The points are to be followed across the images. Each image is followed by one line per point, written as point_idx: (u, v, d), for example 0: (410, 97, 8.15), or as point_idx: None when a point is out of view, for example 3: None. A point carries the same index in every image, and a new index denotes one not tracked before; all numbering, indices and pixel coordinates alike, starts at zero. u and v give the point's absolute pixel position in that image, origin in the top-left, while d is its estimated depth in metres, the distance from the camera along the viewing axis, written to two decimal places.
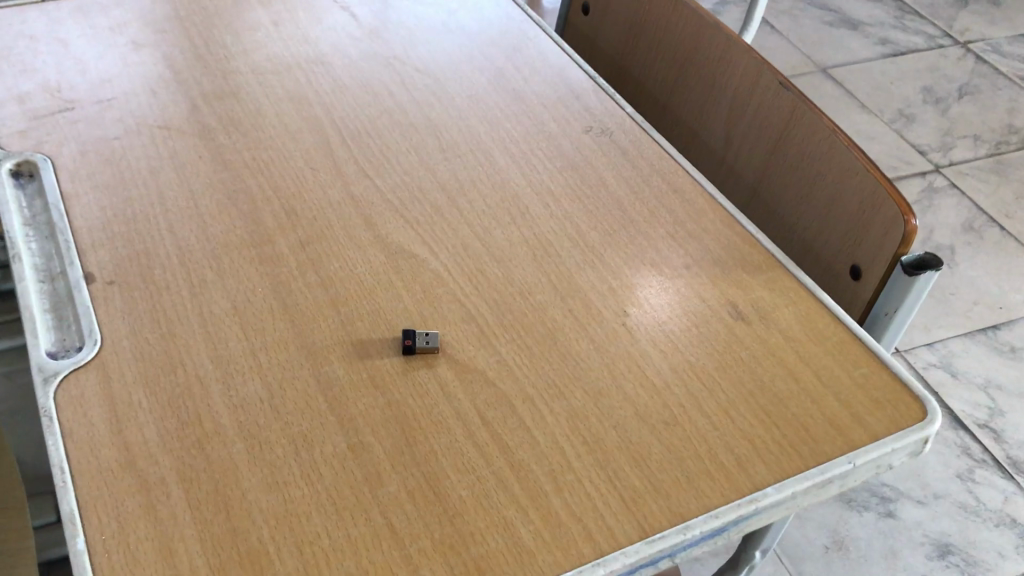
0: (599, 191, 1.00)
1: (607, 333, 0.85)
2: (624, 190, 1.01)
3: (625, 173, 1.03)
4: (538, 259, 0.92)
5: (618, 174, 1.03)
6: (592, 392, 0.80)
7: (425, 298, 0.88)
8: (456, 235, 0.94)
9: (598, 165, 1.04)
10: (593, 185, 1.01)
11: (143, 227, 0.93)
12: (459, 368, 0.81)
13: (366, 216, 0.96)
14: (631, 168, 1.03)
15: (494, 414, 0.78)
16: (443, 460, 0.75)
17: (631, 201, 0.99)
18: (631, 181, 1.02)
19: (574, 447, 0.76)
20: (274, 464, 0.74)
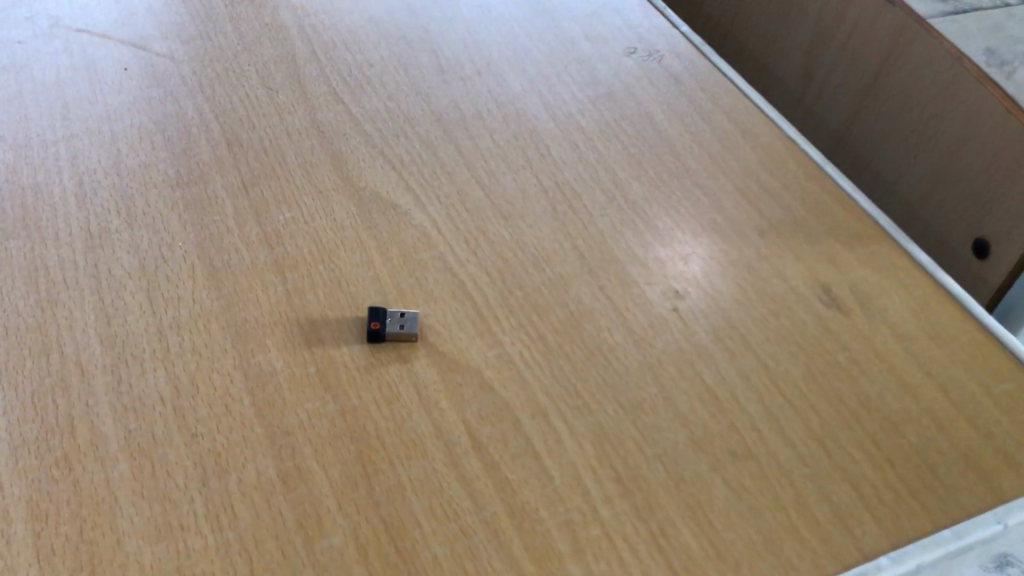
0: (645, 128, 0.76)
1: (652, 321, 0.62)
2: (678, 128, 0.76)
3: (678, 107, 0.78)
4: (561, 215, 0.68)
5: (670, 108, 0.78)
6: (629, 406, 0.57)
7: (404, 264, 0.64)
8: (452, 179, 0.70)
9: (643, 95, 0.79)
10: (637, 119, 0.77)
11: (34, 155, 0.69)
12: (445, 365, 0.58)
13: (332, 149, 0.72)
14: (687, 102, 0.79)
15: (490, 432, 0.55)
16: (412, 501, 0.52)
17: (687, 144, 0.75)
18: (686, 118, 0.77)
19: (603, 487, 0.53)
20: (170, 498, 0.51)
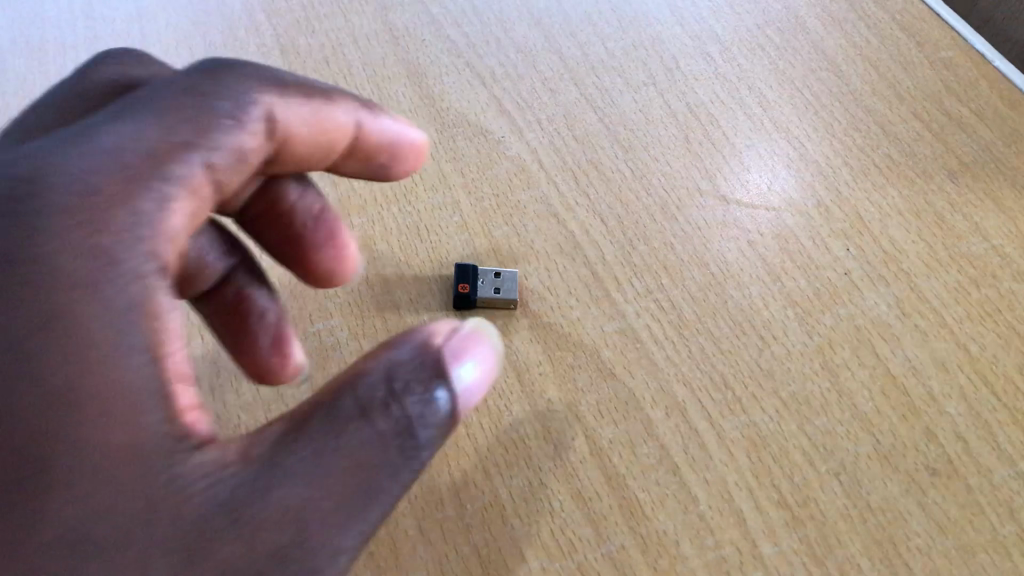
0: (794, 38, 0.60)
1: (816, 290, 0.48)
2: (836, 38, 0.60)
3: (834, 11, 0.63)
4: (695, 146, 0.54)
5: (826, 13, 0.62)
6: (794, 402, 0.44)
7: (498, 207, 0.51)
8: (555, 100, 0.56)
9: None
10: (785, 27, 0.61)
11: (49, 63, 0.57)
12: (553, 341, 0.46)
13: (408, 59, 0.58)
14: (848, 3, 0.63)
15: (614, 434, 0.43)
16: (515, 526, 0.40)
17: (850, 57, 0.59)
18: (847, 23, 0.61)
19: (763, 515, 0.40)
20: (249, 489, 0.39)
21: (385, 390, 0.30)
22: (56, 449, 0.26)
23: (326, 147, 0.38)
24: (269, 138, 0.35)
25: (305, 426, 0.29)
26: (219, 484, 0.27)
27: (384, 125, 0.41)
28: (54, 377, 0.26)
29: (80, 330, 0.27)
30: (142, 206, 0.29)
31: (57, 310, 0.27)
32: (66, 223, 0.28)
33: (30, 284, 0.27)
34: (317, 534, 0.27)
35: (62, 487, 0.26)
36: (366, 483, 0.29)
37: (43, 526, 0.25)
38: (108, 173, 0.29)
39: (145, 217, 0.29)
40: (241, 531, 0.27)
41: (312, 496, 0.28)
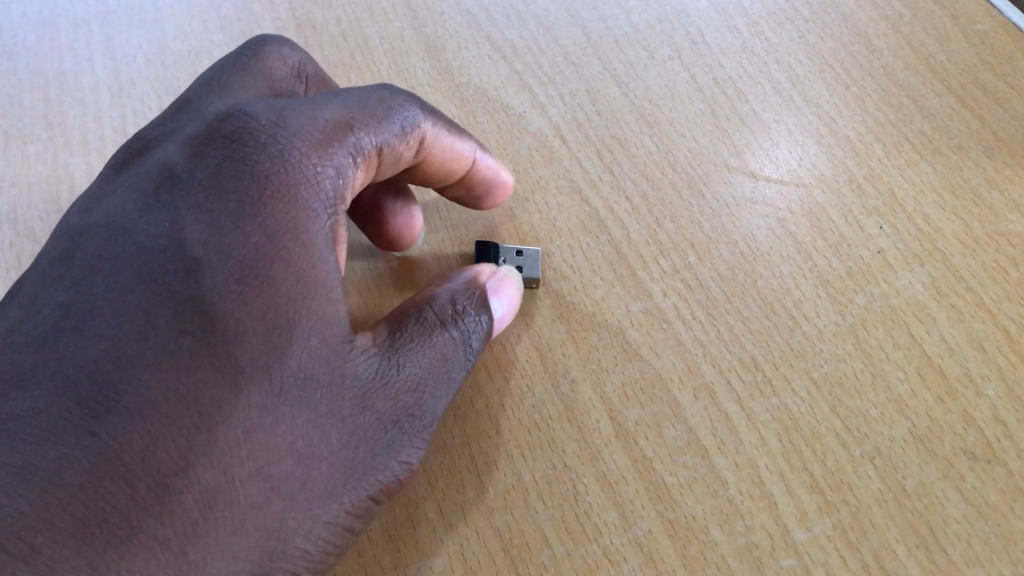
0: (824, 10, 0.59)
1: (848, 269, 0.46)
2: (868, 9, 0.59)
3: None
4: (722, 121, 0.53)
5: None
6: (826, 384, 0.42)
7: (520, 184, 0.50)
8: (577, 74, 0.55)
9: None
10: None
11: (60, 36, 0.56)
12: (576, 320, 0.44)
13: (426, 33, 0.57)
14: None
15: (640, 416, 0.41)
16: (538, 510, 0.39)
17: (882, 30, 0.57)
18: None
19: (795, 499, 0.39)
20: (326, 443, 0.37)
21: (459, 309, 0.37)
22: (288, 316, 0.32)
23: (444, 170, 0.43)
24: (411, 154, 0.40)
25: (412, 325, 0.36)
26: (373, 360, 0.33)
27: (487, 165, 0.44)
28: (293, 265, 0.32)
29: (308, 235, 0.33)
30: (335, 155, 0.35)
31: (297, 219, 0.33)
32: (291, 151, 0.34)
33: (273, 191, 0.33)
34: (433, 404, 0.34)
35: (291, 344, 0.31)
36: (457, 374, 0.36)
37: (274, 371, 0.31)
38: (315, 125, 0.35)
39: (345, 165, 0.36)
40: (394, 391, 0.33)
41: (450, 373, 0.35)
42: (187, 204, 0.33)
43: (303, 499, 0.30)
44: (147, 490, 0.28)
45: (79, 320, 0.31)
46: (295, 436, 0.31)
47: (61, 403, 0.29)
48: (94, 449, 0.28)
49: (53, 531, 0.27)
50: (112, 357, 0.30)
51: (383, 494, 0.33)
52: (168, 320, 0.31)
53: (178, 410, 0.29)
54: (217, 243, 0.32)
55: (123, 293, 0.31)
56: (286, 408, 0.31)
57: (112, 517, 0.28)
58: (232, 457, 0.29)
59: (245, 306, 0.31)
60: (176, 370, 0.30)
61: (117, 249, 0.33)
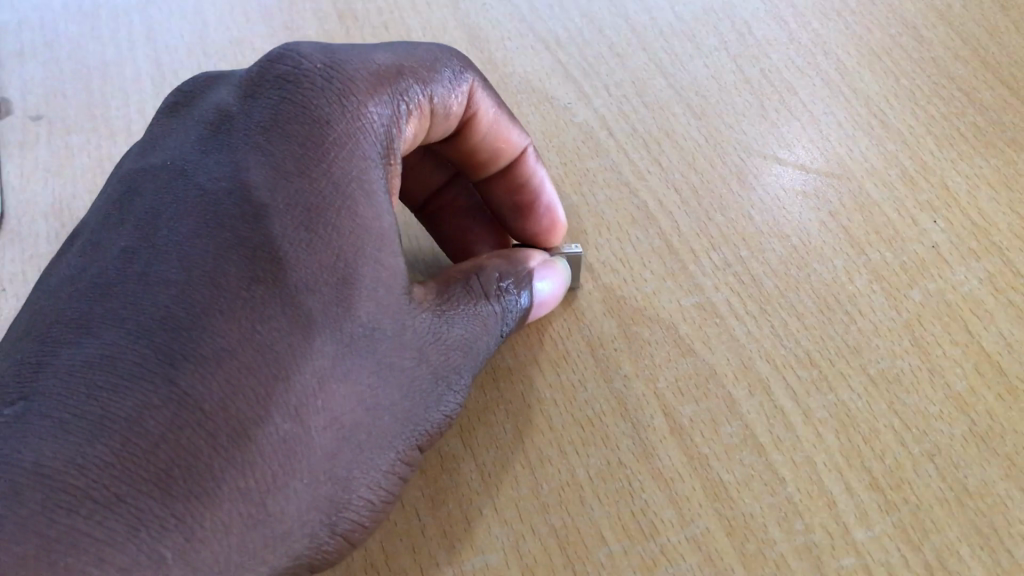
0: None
1: (903, 263, 0.46)
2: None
3: None
4: (771, 113, 0.52)
5: None
6: (883, 381, 0.42)
7: (567, 176, 0.49)
8: (623, 66, 0.54)
9: None
10: None
11: (103, 27, 0.56)
12: (627, 315, 0.44)
13: (469, 23, 0.56)
14: None
15: (694, 412, 0.41)
16: (594, 507, 0.38)
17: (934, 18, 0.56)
18: None
19: (854, 497, 0.38)
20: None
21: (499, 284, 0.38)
22: (358, 267, 0.32)
23: (493, 148, 0.43)
24: (461, 114, 0.41)
25: (457, 292, 0.36)
26: (427, 315, 0.34)
27: (539, 176, 0.45)
28: (357, 215, 0.32)
29: (371, 188, 0.33)
30: (388, 104, 0.36)
31: (358, 169, 0.33)
32: (350, 97, 0.34)
33: (336, 138, 0.33)
34: (472, 369, 0.35)
35: (361, 294, 0.31)
36: (491, 342, 0.37)
37: (345, 320, 0.31)
38: (369, 75, 0.36)
39: (397, 115, 0.36)
40: (443, 346, 0.34)
41: (487, 333, 0.37)
42: (246, 149, 0.33)
43: (368, 450, 0.31)
44: (227, 439, 0.28)
45: (143, 265, 0.30)
46: (364, 388, 0.31)
47: (135, 348, 0.28)
48: (173, 397, 0.28)
49: (134, 479, 0.27)
50: (185, 303, 0.29)
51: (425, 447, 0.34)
52: (238, 269, 0.30)
53: (254, 359, 0.29)
54: (285, 190, 0.32)
55: (190, 238, 0.31)
56: (356, 359, 0.31)
57: (196, 467, 0.27)
58: (309, 408, 0.29)
59: (316, 254, 0.31)
60: (251, 318, 0.29)
61: (177, 194, 0.32)
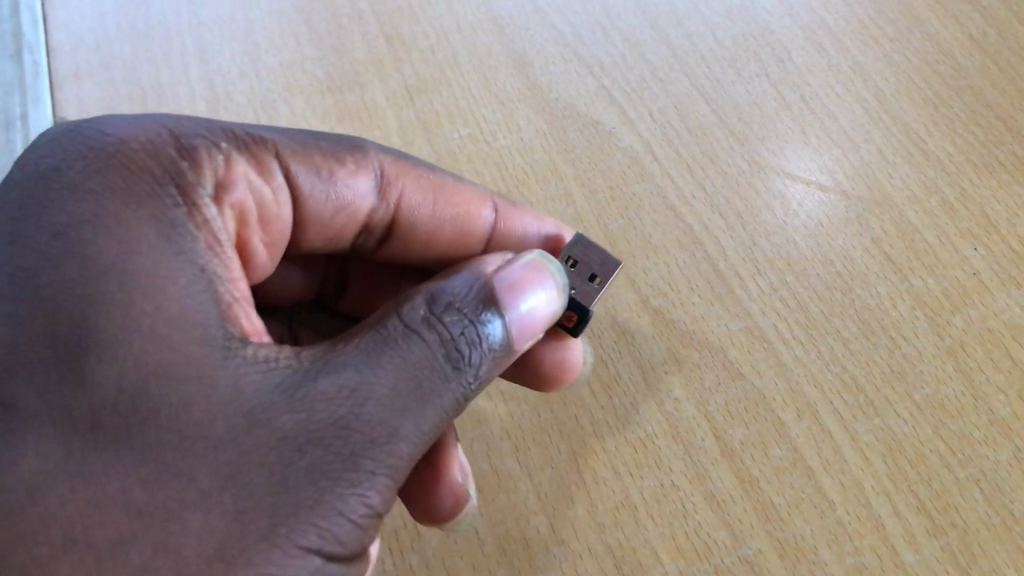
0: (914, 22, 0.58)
1: (946, 289, 0.46)
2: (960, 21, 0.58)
3: None
4: (811, 138, 0.53)
5: None
6: (928, 406, 0.42)
7: (613, 200, 0.51)
8: (665, 90, 0.55)
9: None
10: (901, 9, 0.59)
11: (155, 48, 0.58)
12: (676, 337, 0.45)
13: (513, 46, 0.58)
14: None
15: (744, 435, 0.42)
16: (648, 527, 0.39)
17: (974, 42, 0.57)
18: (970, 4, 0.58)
19: (901, 521, 0.39)
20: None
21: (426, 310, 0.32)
22: (115, 333, 0.28)
23: (451, 220, 0.44)
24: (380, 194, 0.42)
25: (361, 337, 0.31)
26: (276, 374, 0.29)
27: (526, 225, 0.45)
28: (102, 258, 0.29)
29: (122, 225, 0.29)
30: (165, 151, 0.33)
31: (63, 205, 0.29)
32: (97, 145, 0.32)
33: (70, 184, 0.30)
34: (371, 418, 0.29)
35: (109, 361, 0.27)
36: (422, 387, 0.30)
37: (97, 406, 0.27)
38: (130, 127, 0.33)
39: (193, 164, 0.33)
40: (296, 406, 0.28)
41: (401, 374, 0.30)
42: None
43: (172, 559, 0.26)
44: None
45: None
46: (131, 484, 0.26)
47: None
48: None
49: None
50: None
51: (339, 541, 0.28)
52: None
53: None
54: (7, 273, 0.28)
55: None
56: (120, 451, 0.27)
57: None
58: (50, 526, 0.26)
59: (38, 336, 0.27)
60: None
61: None
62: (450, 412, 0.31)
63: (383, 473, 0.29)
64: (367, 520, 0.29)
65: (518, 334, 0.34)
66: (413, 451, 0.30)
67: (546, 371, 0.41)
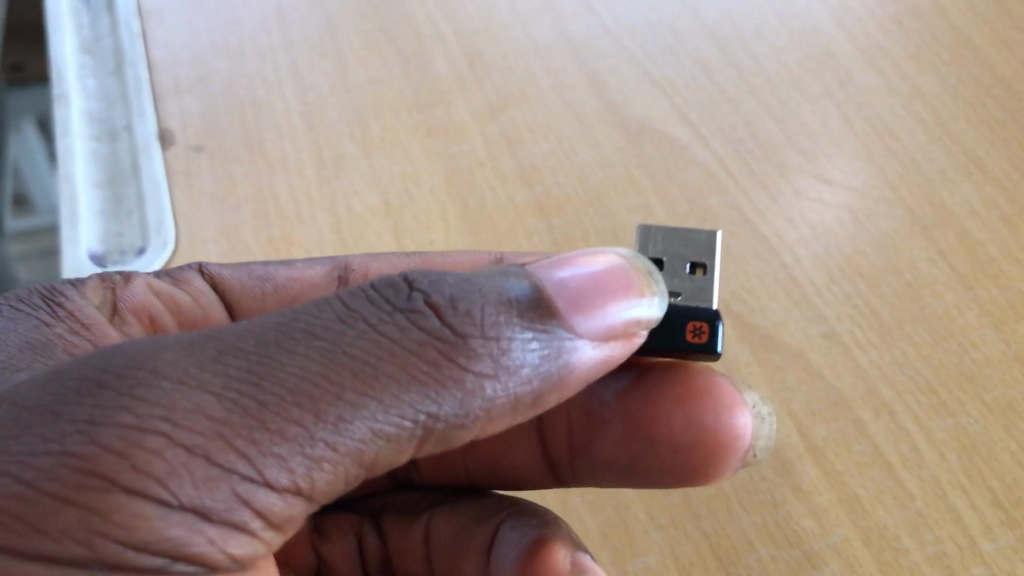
0: (973, 43, 0.60)
1: (1011, 298, 0.49)
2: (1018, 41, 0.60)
3: (1014, 11, 0.62)
4: (877, 154, 0.56)
5: (1006, 13, 0.62)
6: (998, 408, 0.45)
7: (692, 212, 0.54)
8: (736, 109, 0.58)
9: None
10: (961, 30, 0.61)
11: (250, 64, 0.61)
12: (758, 342, 0.48)
13: (589, 66, 0.61)
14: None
15: (826, 433, 0.45)
16: (740, 516, 0.43)
17: None
18: None
19: (978, 513, 0.42)
20: (290, 515, 0.28)
21: (395, 277, 0.30)
22: None
23: None
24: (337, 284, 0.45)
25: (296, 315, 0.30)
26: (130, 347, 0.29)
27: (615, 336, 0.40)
28: None
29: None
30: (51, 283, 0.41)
31: None
32: None
33: None
34: (162, 360, 0.27)
35: None
36: (270, 329, 0.28)
37: None
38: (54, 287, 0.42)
39: (76, 284, 0.41)
40: (76, 367, 0.27)
41: (250, 325, 0.28)
42: None
43: None
44: None
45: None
46: None
47: None
48: None
49: None
50: None
51: (78, 502, 0.25)
52: None
53: None
54: None
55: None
56: None
57: None
58: None
59: None
60: None
61: None
62: (308, 372, 0.27)
63: (131, 415, 0.26)
64: (134, 488, 0.25)
65: (546, 317, 0.29)
66: (186, 410, 0.26)
67: (685, 441, 0.38)
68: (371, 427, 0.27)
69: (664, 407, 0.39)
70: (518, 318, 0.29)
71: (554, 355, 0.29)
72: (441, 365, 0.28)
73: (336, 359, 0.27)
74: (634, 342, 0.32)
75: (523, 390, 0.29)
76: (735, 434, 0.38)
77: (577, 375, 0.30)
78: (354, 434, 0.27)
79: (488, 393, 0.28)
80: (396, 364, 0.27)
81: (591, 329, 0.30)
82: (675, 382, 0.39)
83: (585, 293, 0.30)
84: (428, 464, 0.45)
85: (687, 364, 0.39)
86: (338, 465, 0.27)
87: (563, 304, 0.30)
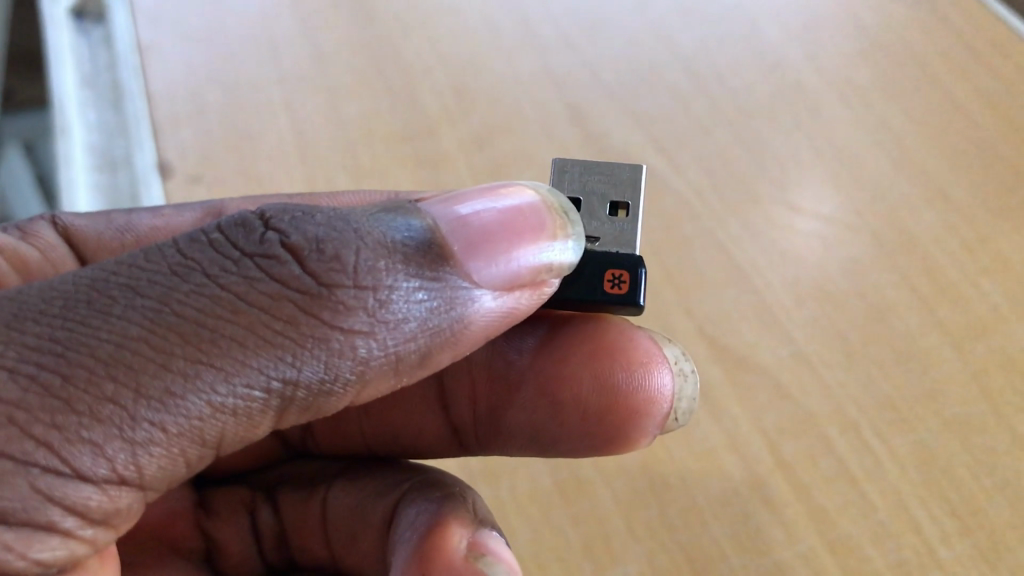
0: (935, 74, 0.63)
1: (970, 320, 0.51)
2: (977, 71, 0.63)
3: (975, 41, 0.65)
4: (844, 182, 0.59)
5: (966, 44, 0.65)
6: (956, 424, 0.48)
7: (669, 240, 0.56)
8: (710, 140, 0.61)
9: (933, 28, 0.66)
10: (924, 62, 0.64)
11: (244, 97, 0.64)
12: (731, 362, 0.51)
13: (570, 98, 0.64)
14: (990, 33, 0.65)
15: (794, 449, 0.48)
16: (714, 527, 0.46)
17: (991, 92, 0.62)
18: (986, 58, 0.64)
19: (936, 522, 0.45)
20: (116, 508, 0.27)
21: (251, 217, 0.29)
22: None
23: None
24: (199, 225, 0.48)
25: None
26: None
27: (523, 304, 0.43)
28: None
29: None
30: None
31: None
32: None
33: None
34: None
35: None
36: (95, 284, 0.27)
37: None
38: None
39: None
40: None
41: (80, 278, 0.28)
42: None
43: None
44: None
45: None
46: None
47: None
48: None
49: None
50: None
51: None
52: None
53: None
54: None
55: None
56: None
57: None
58: None
59: None
60: None
61: None
62: (132, 336, 0.26)
63: None
64: None
65: (432, 267, 0.29)
66: None
67: (595, 404, 0.41)
68: (206, 402, 0.27)
69: (574, 365, 0.41)
70: (386, 271, 0.28)
71: (444, 308, 0.30)
72: (299, 320, 0.27)
73: (166, 320, 0.26)
74: (536, 291, 0.33)
75: (385, 347, 0.29)
76: (644, 397, 0.40)
77: (466, 330, 0.31)
78: (189, 410, 0.26)
79: (354, 352, 0.28)
80: (240, 325, 0.27)
81: (497, 276, 0.31)
82: (590, 342, 0.41)
83: (492, 233, 0.31)
84: (330, 433, 0.47)
85: (606, 319, 0.42)
86: (173, 444, 0.27)
87: (469, 247, 0.30)
